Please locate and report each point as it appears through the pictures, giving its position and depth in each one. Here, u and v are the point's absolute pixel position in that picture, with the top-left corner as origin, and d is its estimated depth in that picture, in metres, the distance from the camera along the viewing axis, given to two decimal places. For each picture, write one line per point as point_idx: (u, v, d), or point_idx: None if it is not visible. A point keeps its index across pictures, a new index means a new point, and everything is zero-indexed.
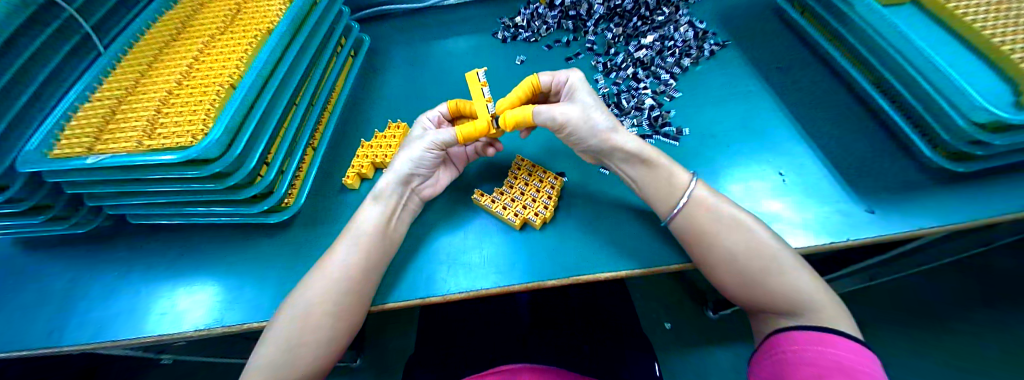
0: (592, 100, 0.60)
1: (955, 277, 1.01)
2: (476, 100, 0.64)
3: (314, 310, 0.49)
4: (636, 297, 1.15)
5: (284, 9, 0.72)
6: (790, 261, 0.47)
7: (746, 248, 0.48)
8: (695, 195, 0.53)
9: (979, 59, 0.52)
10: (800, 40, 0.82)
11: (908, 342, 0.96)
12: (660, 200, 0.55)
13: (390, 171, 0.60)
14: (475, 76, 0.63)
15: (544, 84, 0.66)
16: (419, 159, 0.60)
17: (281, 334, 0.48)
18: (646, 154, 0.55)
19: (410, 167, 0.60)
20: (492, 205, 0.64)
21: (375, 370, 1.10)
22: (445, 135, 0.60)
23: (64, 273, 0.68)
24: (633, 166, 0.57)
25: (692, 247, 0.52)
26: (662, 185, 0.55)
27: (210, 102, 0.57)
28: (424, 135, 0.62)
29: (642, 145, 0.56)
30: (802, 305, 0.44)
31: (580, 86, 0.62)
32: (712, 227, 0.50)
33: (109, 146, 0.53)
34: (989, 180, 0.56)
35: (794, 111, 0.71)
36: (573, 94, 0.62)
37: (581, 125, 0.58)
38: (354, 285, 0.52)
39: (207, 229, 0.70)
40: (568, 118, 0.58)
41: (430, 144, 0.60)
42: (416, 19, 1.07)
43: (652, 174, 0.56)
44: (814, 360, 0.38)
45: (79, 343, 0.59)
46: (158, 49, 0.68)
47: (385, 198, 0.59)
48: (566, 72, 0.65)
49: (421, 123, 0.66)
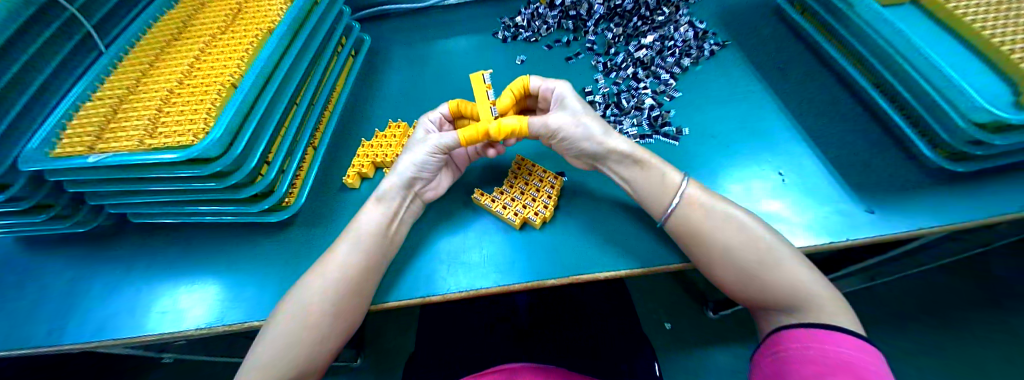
0: (582, 106, 0.60)
1: (955, 277, 1.01)
2: (480, 102, 0.64)
3: (314, 308, 0.49)
4: (636, 297, 1.15)
5: (284, 9, 0.72)
6: (786, 254, 0.47)
7: (743, 245, 0.48)
8: (686, 195, 0.53)
9: (979, 59, 0.52)
10: (800, 40, 0.82)
11: (909, 342, 0.96)
12: (653, 203, 0.55)
13: (393, 173, 0.60)
14: (480, 77, 0.64)
15: (534, 88, 0.66)
16: (421, 163, 0.60)
17: (281, 332, 0.48)
18: (638, 156, 0.56)
19: (413, 171, 0.60)
20: (492, 204, 0.64)
21: (375, 369, 1.11)
22: (449, 138, 0.60)
23: (64, 272, 0.68)
24: (626, 167, 0.58)
25: (689, 245, 0.52)
26: (654, 187, 0.55)
27: (211, 101, 0.57)
28: (421, 141, 0.61)
29: (633, 147, 0.57)
30: (801, 298, 0.44)
31: (568, 93, 0.61)
32: (708, 225, 0.50)
33: (110, 145, 0.53)
34: (987, 179, 0.56)
35: (794, 112, 0.71)
36: (561, 103, 0.62)
37: (573, 131, 0.58)
38: (354, 284, 0.52)
39: (208, 228, 0.70)
40: (560, 126, 0.59)
41: (434, 148, 0.60)
42: (416, 19, 1.07)
43: (645, 175, 0.56)
44: (820, 358, 0.38)
45: (79, 342, 0.59)
46: (159, 49, 0.69)
47: (387, 200, 0.59)
48: (554, 80, 0.64)
49: (422, 124, 0.66)
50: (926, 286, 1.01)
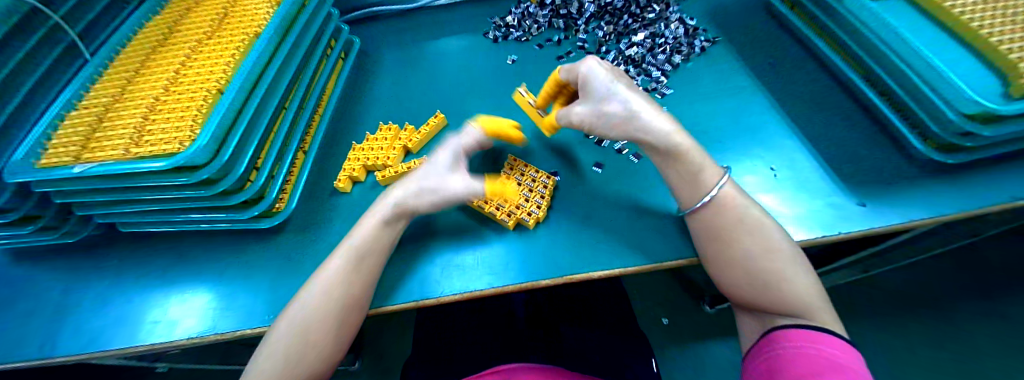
0: (608, 86, 0.56)
1: (947, 268, 1.02)
2: (527, 111, 0.73)
3: (319, 324, 0.49)
4: (634, 294, 1.15)
5: (271, 12, 0.72)
6: (798, 269, 0.46)
7: (760, 250, 0.47)
8: (722, 192, 0.51)
9: (966, 51, 0.52)
10: (789, 35, 0.82)
11: (902, 333, 0.96)
12: (680, 193, 0.54)
13: (402, 194, 0.57)
14: (520, 95, 0.72)
15: (563, 77, 0.64)
16: (432, 199, 0.57)
17: (280, 352, 0.46)
18: (670, 146, 0.53)
19: (422, 202, 0.57)
20: (484, 205, 0.62)
21: (373, 374, 1.10)
22: (466, 189, 0.56)
23: (54, 284, 0.67)
24: (662, 156, 0.54)
25: (708, 244, 0.51)
26: (683, 179, 0.53)
27: (197, 108, 0.56)
28: (450, 179, 0.57)
29: (667, 136, 0.53)
30: (801, 311, 0.43)
31: (594, 75, 0.57)
32: (734, 227, 0.49)
33: (96, 155, 0.53)
34: (977, 170, 0.56)
35: (783, 106, 0.72)
36: (587, 83, 0.59)
37: (595, 123, 0.58)
38: (355, 294, 0.52)
39: (199, 237, 0.69)
40: (583, 120, 0.59)
41: (448, 194, 0.56)
42: (406, 20, 1.06)
43: (676, 167, 0.54)
44: (814, 358, 0.37)
45: (70, 354, 0.58)
46: (145, 56, 0.68)
47: (393, 222, 0.57)
48: (580, 61, 0.60)
49: (453, 146, 0.61)
50: (922, 276, 1.02)
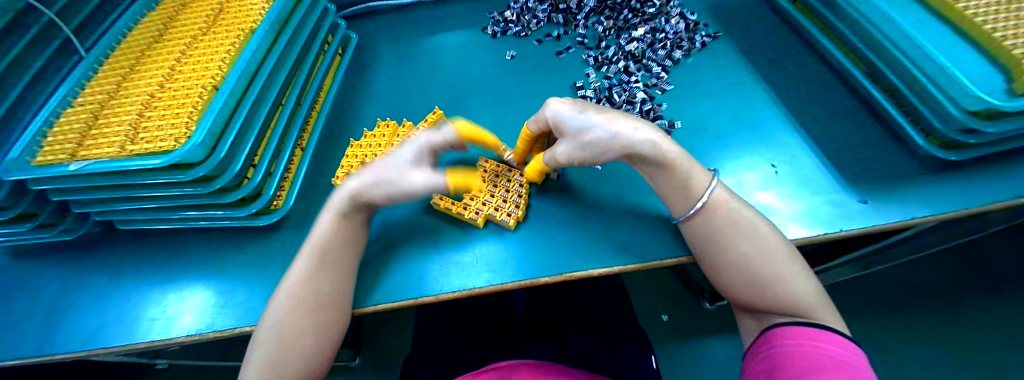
0: (581, 120, 0.54)
1: (947, 265, 1.01)
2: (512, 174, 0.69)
3: (310, 329, 0.48)
4: (633, 292, 1.15)
5: (267, 8, 0.71)
6: (796, 270, 0.46)
7: (756, 251, 0.47)
8: (713, 196, 0.51)
9: (970, 46, 0.52)
10: (791, 30, 0.81)
11: (901, 330, 0.97)
12: (673, 199, 0.53)
13: (362, 185, 0.55)
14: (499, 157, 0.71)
15: (533, 130, 0.62)
16: (392, 193, 0.56)
17: (272, 357, 0.45)
18: (663, 156, 0.51)
19: (380, 194, 0.56)
20: (464, 211, 0.62)
21: (374, 370, 1.11)
22: (426, 183, 0.56)
23: (53, 281, 0.67)
24: (658, 169, 0.52)
25: (704, 246, 0.51)
26: (676, 187, 0.52)
27: (191, 105, 0.56)
28: (407, 174, 0.56)
29: (657, 145, 0.51)
30: (800, 311, 0.43)
31: (563, 116, 0.56)
32: (729, 229, 0.49)
33: (91, 153, 0.52)
34: (980, 167, 0.56)
35: (784, 103, 0.71)
36: (559, 126, 0.57)
37: (585, 155, 0.54)
38: (332, 300, 0.51)
39: (197, 234, 0.69)
40: (571, 157, 0.55)
41: (409, 189, 0.56)
42: (404, 15, 1.05)
43: (669, 177, 0.52)
44: (814, 356, 0.37)
45: (69, 352, 0.58)
46: (140, 52, 0.67)
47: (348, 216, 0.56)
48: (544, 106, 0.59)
49: (423, 143, 0.60)
50: (923, 273, 1.02)
